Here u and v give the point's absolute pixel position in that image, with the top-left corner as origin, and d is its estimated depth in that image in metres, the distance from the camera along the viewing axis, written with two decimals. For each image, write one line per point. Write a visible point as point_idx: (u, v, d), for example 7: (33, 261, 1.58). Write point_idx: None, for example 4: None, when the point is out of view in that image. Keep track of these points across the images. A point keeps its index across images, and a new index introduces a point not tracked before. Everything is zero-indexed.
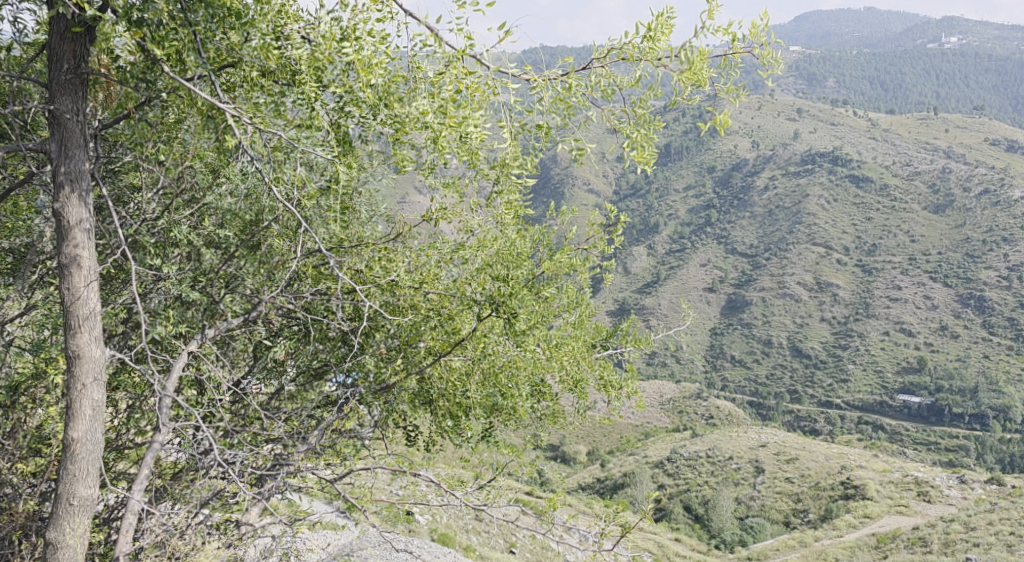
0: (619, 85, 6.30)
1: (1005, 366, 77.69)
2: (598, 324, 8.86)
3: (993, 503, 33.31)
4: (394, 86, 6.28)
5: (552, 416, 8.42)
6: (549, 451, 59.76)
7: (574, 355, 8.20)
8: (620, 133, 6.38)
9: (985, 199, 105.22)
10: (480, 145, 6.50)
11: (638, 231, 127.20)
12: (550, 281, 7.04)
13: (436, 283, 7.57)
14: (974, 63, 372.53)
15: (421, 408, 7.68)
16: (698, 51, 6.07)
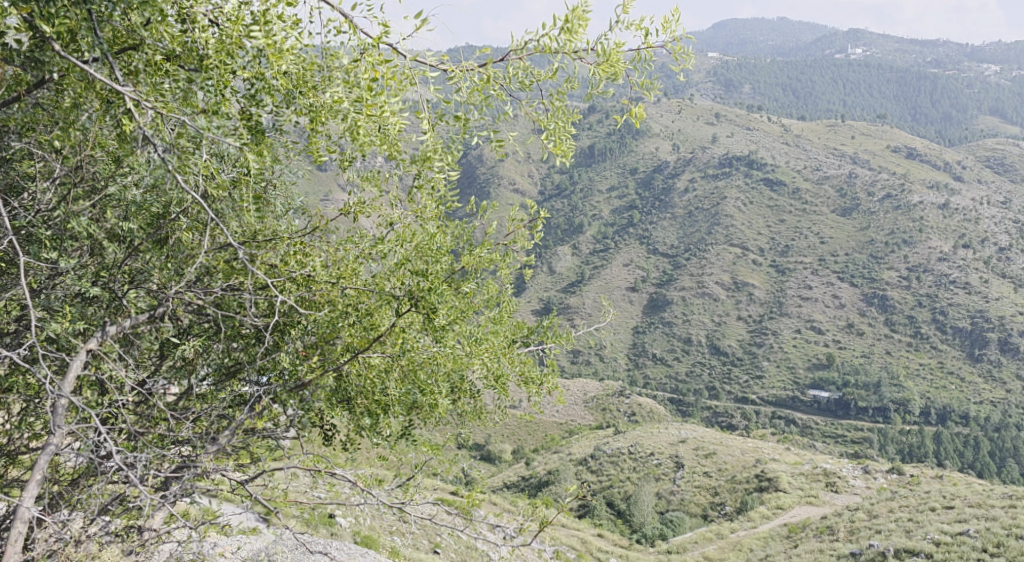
0: (537, 77, 6.55)
1: (906, 362, 81.71)
2: (519, 322, 9.74)
3: (894, 491, 35.11)
4: (309, 74, 6.57)
5: (474, 414, 9.73)
6: (473, 448, 60.45)
7: (496, 353, 8.96)
8: (539, 125, 6.71)
9: (888, 203, 110.54)
10: (398, 138, 6.70)
11: (563, 231, 129.31)
12: (471, 274, 7.84)
13: (356, 277, 8.20)
14: (878, 75, 390.29)
15: (342, 408, 8.40)
16: (612, 45, 6.47)
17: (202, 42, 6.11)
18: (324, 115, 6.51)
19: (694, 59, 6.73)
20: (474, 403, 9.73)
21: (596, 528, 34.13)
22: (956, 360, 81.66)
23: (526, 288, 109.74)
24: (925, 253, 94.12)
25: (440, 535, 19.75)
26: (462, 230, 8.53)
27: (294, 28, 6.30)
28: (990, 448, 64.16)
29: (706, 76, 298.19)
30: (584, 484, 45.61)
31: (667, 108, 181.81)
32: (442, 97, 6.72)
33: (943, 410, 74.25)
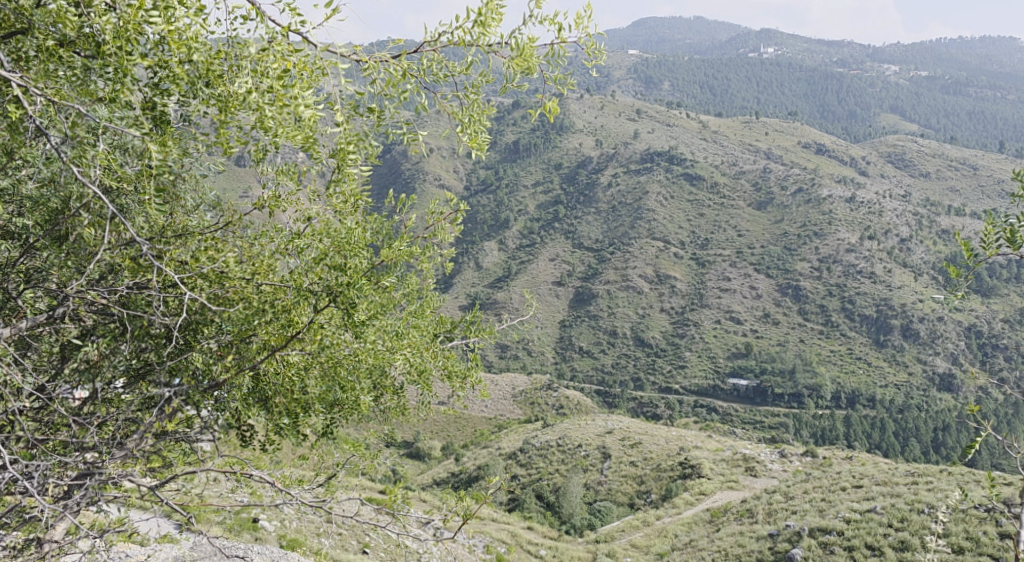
0: (448, 71, 7.49)
1: (818, 349, 85.26)
2: (441, 318, 10.65)
3: (808, 473, 36.86)
4: (218, 63, 7.09)
5: (397, 409, 10.50)
6: (402, 445, 60.79)
7: (417, 348, 9.87)
8: (455, 119, 7.59)
9: (800, 197, 115.04)
10: (313, 131, 7.43)
11: (489, 227, 128.80)
12: (388, 270, 8.53)
13: (271, 273, 8.88)
14: (789, 72, 403.34)
15: (260, 406, 9.08)
16: (525, 41, 7.31)
17: (99, 27, 6.63)
18: (234, 103, 7.11)
19: (606, 55, 7.59)
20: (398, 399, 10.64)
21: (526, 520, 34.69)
22: (864, 346, 85.74)
23: (453, 285, 110.01)
24: (835, 245, 98.28)
25: (371, 535, 20.25)
26: (382, 225, 9.34)
27: (198, 14, 6.79)
28: (895, 429, 67.63)
29: (628, 73, 303.16)
30: (513, 478, 46.52)
31: (590, 103, 184.16)
32: (357, 90, 7.46)
33: (852, 394, 77.92)
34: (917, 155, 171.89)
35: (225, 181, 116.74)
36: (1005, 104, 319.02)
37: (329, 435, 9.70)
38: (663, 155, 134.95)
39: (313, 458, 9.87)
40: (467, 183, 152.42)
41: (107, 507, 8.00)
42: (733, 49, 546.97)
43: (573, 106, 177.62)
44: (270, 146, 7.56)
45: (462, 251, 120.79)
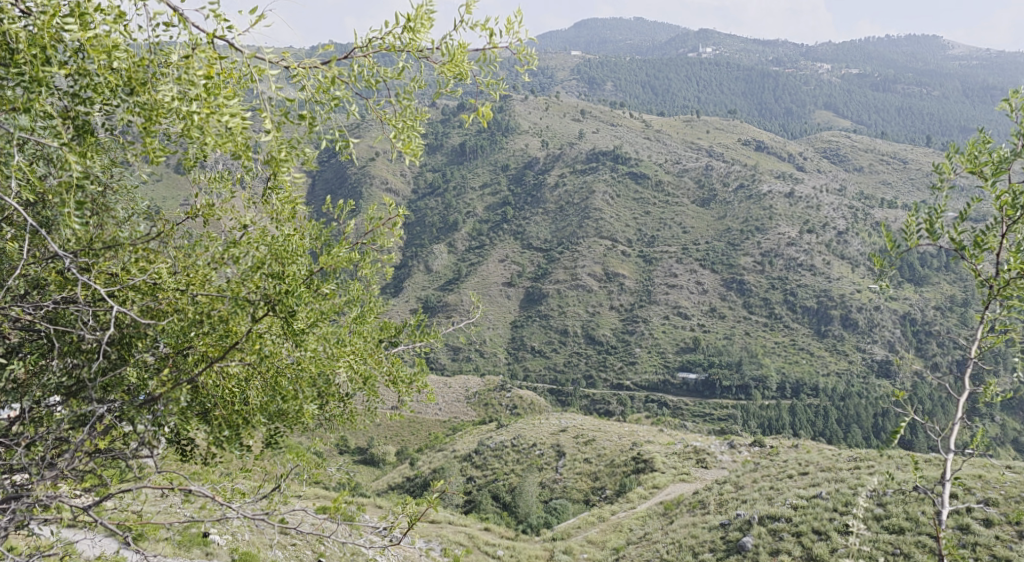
0: (381, 76, 8.11)
1: (763, 342, 87.16)
2: (385, 324, 11.24)
3: (757, 463, 38.01)
4: (142, 71, 7.42)
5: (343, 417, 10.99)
6: (354, 453, 60.41)
7: (361, 353, 10.50)
8: (389, 124, 8.20)
9: (741, 193, 117.71)
10: (245, 137, 7.83)
11: (438, 229, 128.55)
12: (327, 277, 8.94)
13: (207, 284, 9.18)
14: (729, 71, 410.38)
15: (200, 420, 9.38)
16: (456, 46, 7.98)
17: (13, 35, 7.01)
18: (159, 112, 7.39)
19: (535, 60, 8.29)
20: (345, 407, 11.19)
21: (483, 521, 34.99)
22: (806, 338, 88.04)
23: (403, 289, 109.35)
24: (776, 240, 100.69)
25: (325, 544, 20.28)
26: (321, 230, 9.84)
27: (120, 27, 7.27)
28: (838, 416, 69.64)
29: (572, 75, 304.64)
30: (469, 480, 46.84)
31: (534, 104, 184.93)
32: (286, 99, 7.95)
33: (797, 384, 79.86)
34: (851, 150, 176.78)
35: (165, 190, 114.44)
36: (933, 100, 330.19)
37: (275, 447, 10.15)
38: (609, 154, 136.40)
39: (256, 471, 10.26)
40: (414, 185, 151.80)
41: (41, 527, 8.30)
42: (672, 50, 554.20)
43: (518, 107, 178.17)
44: (200, 154, 7.91)
45: (411, 255, 120.39)
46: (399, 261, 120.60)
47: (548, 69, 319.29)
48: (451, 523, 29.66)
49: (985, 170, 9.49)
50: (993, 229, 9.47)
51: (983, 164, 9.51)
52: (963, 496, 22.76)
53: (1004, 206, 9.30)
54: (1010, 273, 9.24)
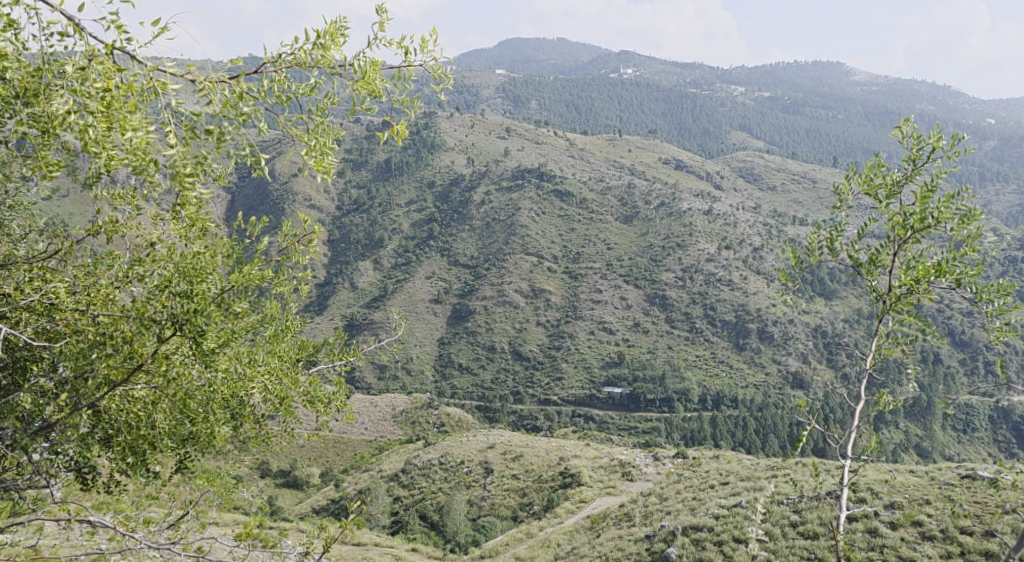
0: (294, 92, 8.81)
1: (684, 355, 89.25)
2: (303, 342, 11.70)
3: (680, 474, 39.04)
4: (39, 88, 8.22)
5: (257, 438, 11.20)
6: (276, 475, 59.22)
7: (276, 373, 10.91)
8: (301, 142, 8.79)
9: (663, 211, 121.19)
10: (149, 151, 8.40)
11: (363, 246, 126.51)
12: (238, 298, 9.20)
13: (109, 302, 9.45)
14: (649, 92, 417.95)
15: (102, 445, 9.73)
16: (368, 64, 8.86)
17: None
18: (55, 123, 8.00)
19: (449, 81, 9.01)
20: (261, 430, 11.20)
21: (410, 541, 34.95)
22: (726, 351, 90.59)
23: (327, 307, 107.55)
24: (696, 256, 103.76)
25: None
26: (232, 245, 10.05)
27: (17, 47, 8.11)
28: (756, 426, 71.76)
29: (497, 92, 304.72)
30: (396, 500, 46.75)
31: (460, 121, 185.26)
32: (192, 115, 8.46)
33: (717, 396, 82.20)
34: (765, 170, 182.32)
35: (73, 207, 109.90)
36: (841, 123, 343.87)
37: (187, 469, 10.21)
38: (534, 172, 137.69)
39: (164, 495, 10.72)
40: (338, 201, 149.21)
41: None
42: (595, 70, 561.52)
43: (444, 124, 178.31)
44: (103, 170, 8.43)
45: (336, 272, 118.75)
46: (323, 278, 118.89)
47: (472, 87, 318.68)
48: (376, 544, 29.45)
49: (878, 194, 10.37)
50: (887, 247, 10.28)
51: (878, 185, 10.37)
52: (872, 499, 23.91)
53: (896, 227, 10.15)
54: (902, 290, 10.03)
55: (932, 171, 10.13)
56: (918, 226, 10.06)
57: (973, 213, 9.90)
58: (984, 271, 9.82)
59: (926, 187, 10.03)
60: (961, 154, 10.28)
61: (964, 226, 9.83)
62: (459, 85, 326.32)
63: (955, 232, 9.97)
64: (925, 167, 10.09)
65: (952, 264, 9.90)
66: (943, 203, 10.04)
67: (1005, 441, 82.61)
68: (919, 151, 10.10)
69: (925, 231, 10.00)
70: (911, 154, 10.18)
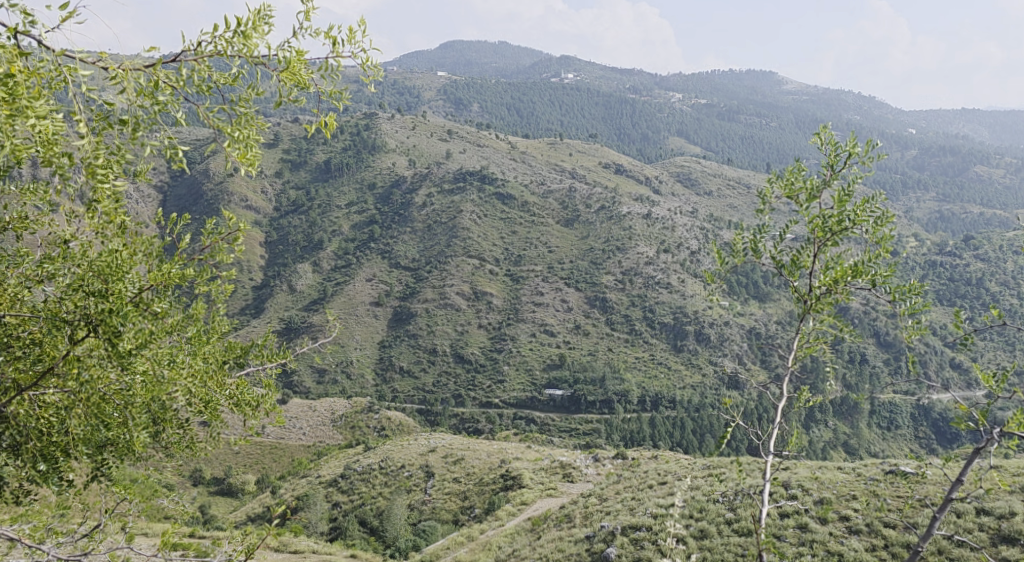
0: (215, 81, 9.28)
1: (625, 357, 90.38)
2: (231, 345, 11.63)
3: (619, 475, 39.66)
4: None
5: (177, 444, 11.51)
6: (211, 483, 58.37)
7: (200, 375, 11.00)
8: (223, 131, 9.30)
9: (603, 214, 123.73)
10: (58, 142, 8.83)
11: (302, 248, 122.24)
12: (157, 299, 9.48)
13: (18, 303, 9.68)
14: (589, 98, 421.13)
15: (10, 453, 9.96)
16: (294, 55, 9.26)
17: None
18: None
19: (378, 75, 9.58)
20: (184, 435, 11.63)
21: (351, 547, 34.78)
22: (663, 353, 92.45)
23: (263, 309, 103.28)
24: (635, 259, 106.31)
25: None
26: (153, 246, 10.24)
27: None
28: (693, 427, 73.45)
29: (439, 93, 301.95)
30: (335, 506, 46.38)
31: (401, 123, 183.94)
32: (103, 106, 8.90)
33: (655, 397, 83.77)
34: (701, 175, 185.41)
35: None
36: (774, 130, 352.66)
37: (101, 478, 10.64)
38: (476, 175, 137.64)
39: (78, 505, 10.95)
40: (275, 202, 143.10)
41: None
42: (536, 73, 561.84)
43: (385, 125, 176.53)
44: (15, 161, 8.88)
45: (273, 275, 113.75)
46: (259, 281, 114.00)
47: (413, 89, 315.52)
48: (316, 550, 28.89)
49: (799, 196, 10.74)
50: (806, 249, 10.79)
51: (798, 189, 10.73)
52: (804, 495, 24.71)
53: (816, 229, 10.67)
54: (823, 289, 10.46)
55: (850, 175, 10.68)
56: (836, 228, 10.64)
57: (883, 216, 10.74)
58: (895, 272, 10.48)
59: (843, 192, 10.59)
60: (873, 160, 10.89)
61: (879, 229, 10.55)
62: (399, 86, 321.46)
63: (868, 234, 10.69)
64: (840, 171, 10.62)
65: (866, 265, 10.53)
66: (859, 206, 10.65)
67: (925, 437, 85.51)
68: (837, 156, 10.61)
69: (842, 233, 10.58)
70: (828, 160, 10.70)
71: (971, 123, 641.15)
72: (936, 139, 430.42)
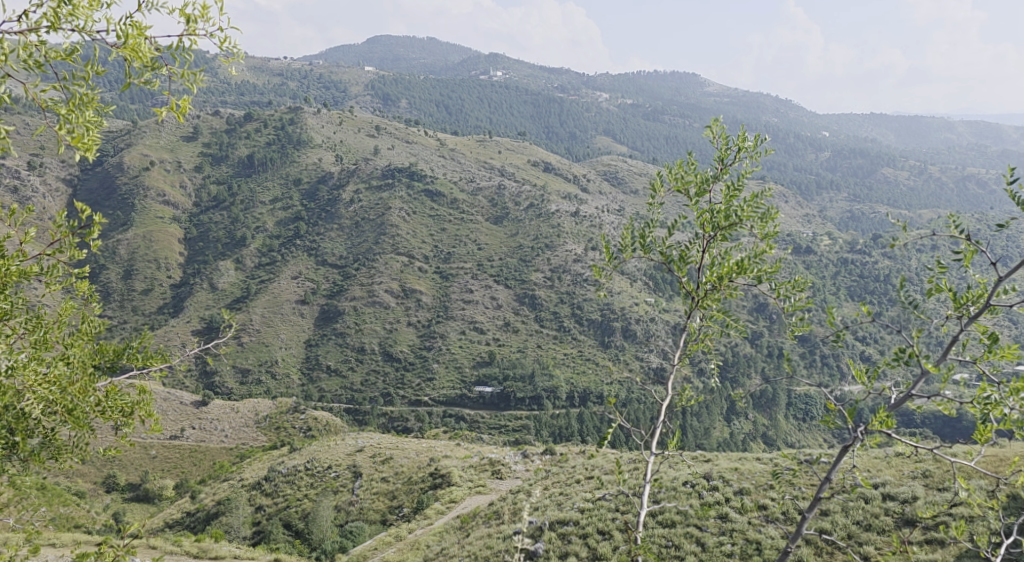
0: (48, 56, 11.46)
1: (553, 354, 91.29)
2: (102, 346, 13.11)
3: (547, 471, 40.00)
4: None
5: (56, 448, 12.93)
6: (125, 489, 56.59)
7: (60, 389, 12.40)
8: (62, 116, 11.45)
9: (531, 212, 125.19)
10: None
11: (223, 244, 118.30)
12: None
13: None
14: (517, 96, 421.55)
15: None
16: (130, 32, 11.60)
17: None
18: None
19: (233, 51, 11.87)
20: (55, 443, 12.88)
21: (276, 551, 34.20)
22: (592, 348, 93.84)
23: (183, 308, 97.96)
24: (563, 257, 108.47)
25: None
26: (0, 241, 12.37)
27: None
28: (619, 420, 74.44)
29: (366, 88, 297.54)
30: (258, 510, 45.50)
31: (326, 118, 180.99)
32: None
33: (583, 393, 85.00)
34: (627, 174, 187.79)
35: None
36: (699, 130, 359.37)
37: None
38: (404, 171, 136.63)
39: None
40: (195, 198, 136.47)
41: None
42: (464, 71, 557.83)
43: (310, 120, 173.11)
44: None
45: (193, 272, 109.32)
46: (178, 278, 108.67)
47: (340, 82, 311.57)
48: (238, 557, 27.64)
49: (689, 190, 13.17)
50: (695, 244, 13.11)
51: (689, 182, 13.14)
52: (727, 486, 25.16)
53: (704, 223, 13.00)
54: (710, 284, 12.86)
55: (739, 169, 12.98)
56: (724, 222, 12.95)
57: (768, 213, 12.91)
58: (776, 265, 12.68)
59: (731, 187, 12.92)
60: (763, 156, 13.10)
61: (765, 226, 12.74)
62: (325, 80, 313.35)
63: (757, 228, 12.86)
64: (731, 165, 12.91)
65: (752, 262, 12.80)
66: (749, 201, 12.93)
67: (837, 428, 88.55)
68: (729, 151, 12.89)
69: (730, 228, 12.90)
70: (720, 153, 13.00)
71: (881, 128, 665.46)
72: (850, 141, 446.33)
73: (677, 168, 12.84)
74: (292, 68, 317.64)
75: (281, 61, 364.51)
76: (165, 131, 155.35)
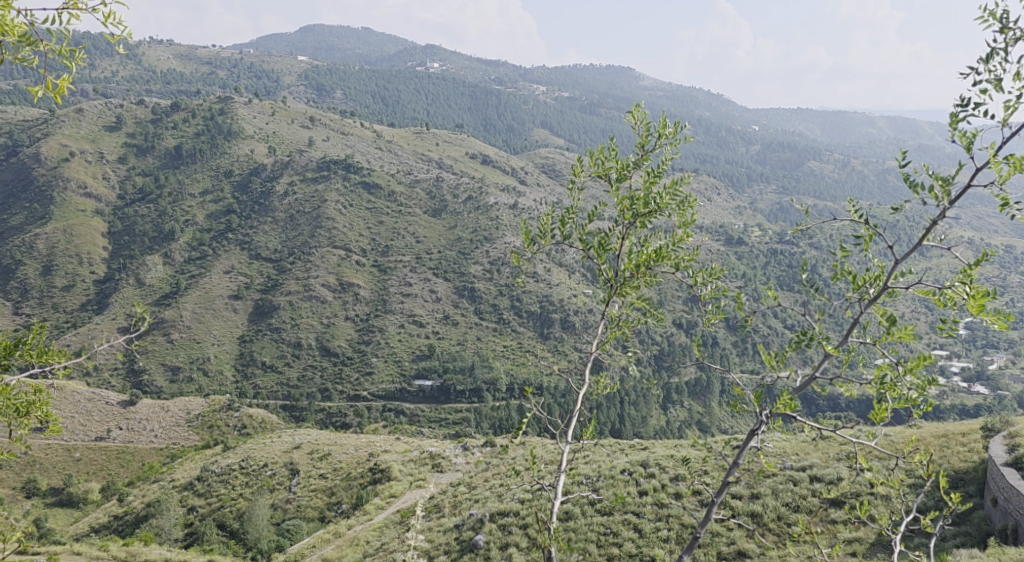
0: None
1: (493, 346, 91.70)
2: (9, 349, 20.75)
3: (488, 463, 39.86)
4: None
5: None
6: (47, 494, 54.89)
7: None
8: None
9: (470, 205, 127.18)
10: None
11: (150, 239, 114.68)
12: None
13: None
14: (454, 88, 417.63)
15: None
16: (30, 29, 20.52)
17: None
18: None
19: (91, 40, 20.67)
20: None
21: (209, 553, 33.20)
22: (531, 340, 94.17)
23: (108, 305, 94.87)
24: (502, 250, 109.39)
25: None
26: None
27: None
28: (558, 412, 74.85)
29: (299, 77, 290.02)
30: (190, 511, 44.50)
31: (258, 109, 176.59)
32: None
33: (522, 384, 85.25)
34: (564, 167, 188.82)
35: None
36: None
37: None
38: (340, 163, 134.87)
39: None
40: (119, 189, 132.16)
41: None
42: (401, 59, 548.01)
43: (242, 110, 168.78)
44: None
45: (118, 267, 105.85)
46: (102, 274, 105.07)
47: (272, 73, 303.90)
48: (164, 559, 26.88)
49: (612, 175, 19.57)
50: (617, 228, 19.55)
51: (614, 170, 19.55)
52: (666, 474, 25.35)
53: (626, 209, 19.49)
54: (631, 263, 19.37)
55: (657, 154, 19.52)
56: (642, 209, 19.49)
57: (682, 200, 19.54)
58: (686, 249, 19.33)
59: (652, 173, 19.53)
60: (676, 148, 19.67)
61: (678, 209, 19.37)
62: (258, 70, 305.81)
63: (673, 214, 19.55)
64: (651, 152, 19.44)
65: (667, 247, 19.44)
66: (665, 187, 19.43)
67: None
68: (649, 139, 19.45)
69: (648, 214, 19.47)
70: (643, 142, 19.52)
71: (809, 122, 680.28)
72: (783, 135, 454.75)
73: (605, 158, 19.16)
74: (222, 58, 307.96)
75: (209, 49, 352.74)
76: (86, 121, 149.35)
